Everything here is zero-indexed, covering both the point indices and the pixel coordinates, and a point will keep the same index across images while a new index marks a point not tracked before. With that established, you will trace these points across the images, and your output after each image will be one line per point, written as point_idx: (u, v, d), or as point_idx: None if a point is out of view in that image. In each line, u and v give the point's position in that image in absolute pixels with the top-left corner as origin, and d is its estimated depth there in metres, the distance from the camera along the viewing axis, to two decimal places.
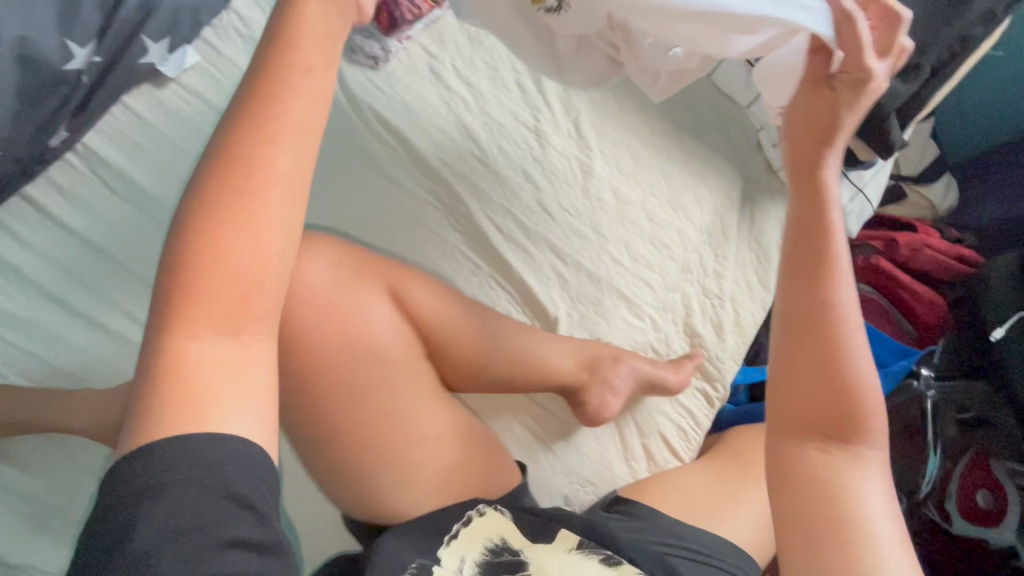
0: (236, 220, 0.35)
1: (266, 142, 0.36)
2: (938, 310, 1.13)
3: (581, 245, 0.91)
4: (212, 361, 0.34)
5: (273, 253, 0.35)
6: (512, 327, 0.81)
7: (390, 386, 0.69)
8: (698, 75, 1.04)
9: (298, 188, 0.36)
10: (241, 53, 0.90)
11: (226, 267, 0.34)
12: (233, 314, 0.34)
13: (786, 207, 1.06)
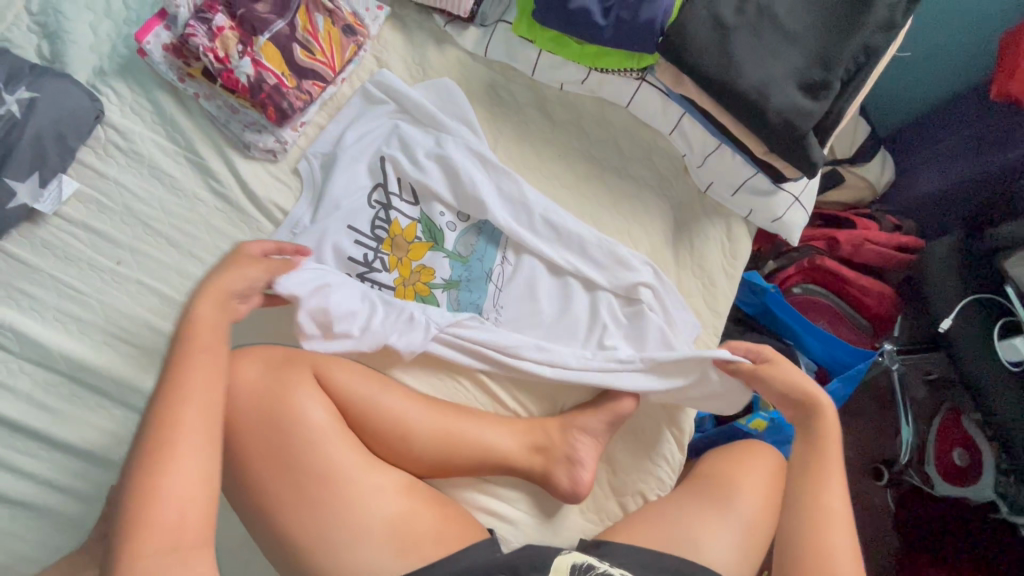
0: (167, 466, 0.57)
1: (179, 410, 0.60)
2: (888, 299, 1.14)
3: (520, 323, 0.89)
4: (170, 527, 0.54)
5: (195, 476, 0.58)
6: (447, 407, 0.82)
7: (336, 479, 0.69)
8: (613, 108, 1.00)
9: (200, 436, 0.59)
10: (128, 171, 0.84)
11: (175, 463, 0.57)
12: (198, 485, 0.58)
13: (725, 224, 1.04)
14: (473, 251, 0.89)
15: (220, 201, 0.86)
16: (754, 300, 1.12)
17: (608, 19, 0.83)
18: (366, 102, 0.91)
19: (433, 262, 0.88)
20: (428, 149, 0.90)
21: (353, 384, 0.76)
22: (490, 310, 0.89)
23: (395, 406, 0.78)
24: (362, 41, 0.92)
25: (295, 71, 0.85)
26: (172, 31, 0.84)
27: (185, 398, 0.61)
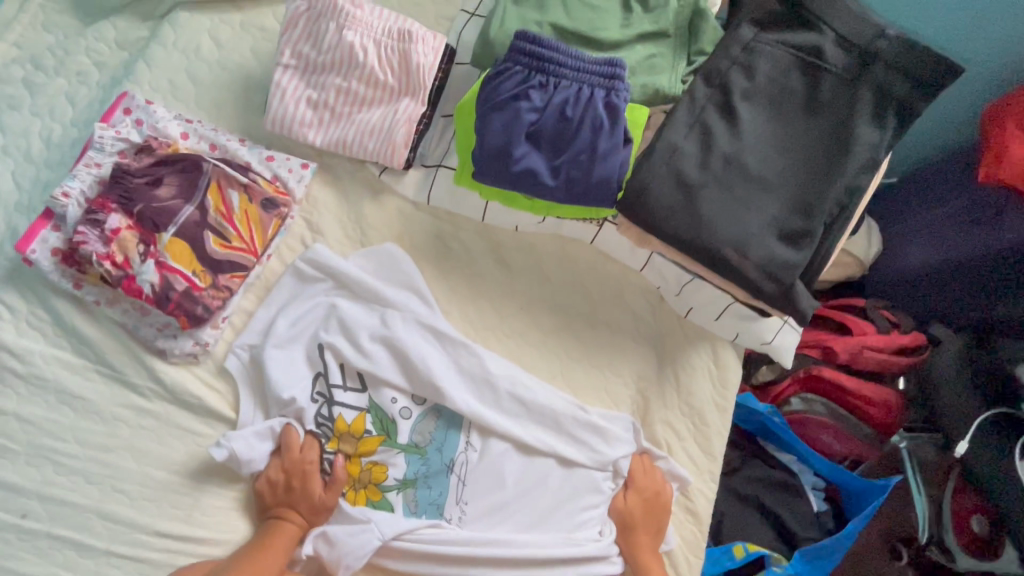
0: None
1: None
2: (896, 407, 1.05)
3: (495, 517, 0.78)
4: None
5: None
6: None
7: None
8: (575, 243, 0.91)
9: None
10: (27, 399, 0.73)
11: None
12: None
13: (711, 354, 0.94)
14: (432, 440, 0.79)
15: (139, 419, 0.74)
16: (752, 422, 1.02)
17: (558, 178, 0.73)
18: (299, 280, 0.81)
19: (387, 457, 0.77)
20: (373, 330, 0.79)
21: None
22: (451, 509, 0.78)
23: None
24: (287, 211, 0.82)
25: (210, 267, 0.75)
26: (61, 234, 0.74)
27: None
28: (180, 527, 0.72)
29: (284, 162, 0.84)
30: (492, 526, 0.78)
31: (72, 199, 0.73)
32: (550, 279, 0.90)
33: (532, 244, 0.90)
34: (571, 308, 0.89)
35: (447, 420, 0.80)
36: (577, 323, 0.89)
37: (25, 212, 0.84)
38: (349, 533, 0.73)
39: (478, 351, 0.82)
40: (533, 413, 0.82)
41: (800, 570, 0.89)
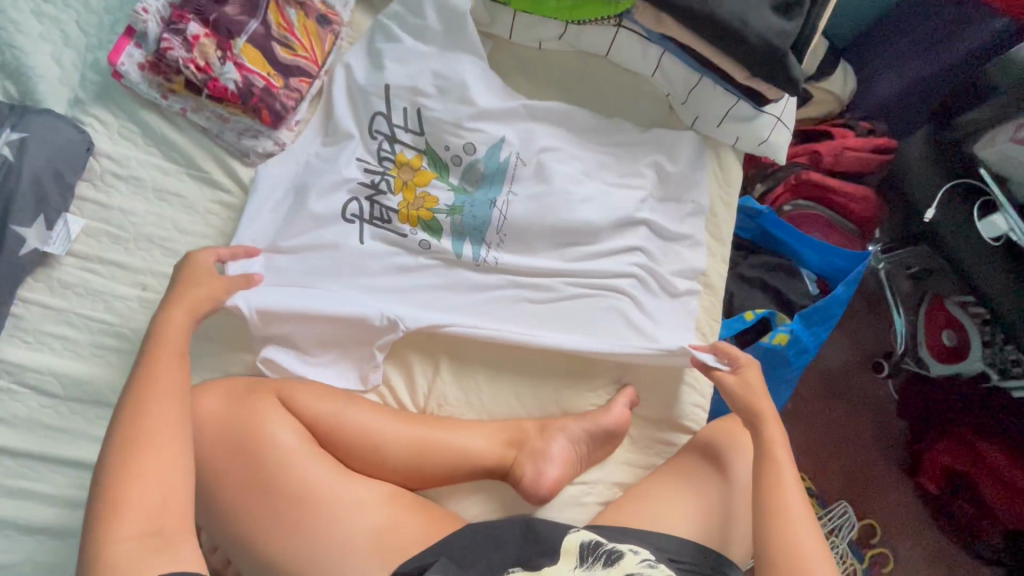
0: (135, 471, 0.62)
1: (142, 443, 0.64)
2: (871, 202, 1.21)
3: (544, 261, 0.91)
4: (130, 562, 0.58)
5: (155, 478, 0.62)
6: (418, 420, 0.83)
7: (322, 490, 0.73)
8: (593, 59, 1.02)
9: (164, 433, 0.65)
10: (130, 197, 0.83)
11: (133, 504, 0.60)
12: (153, 521, 0.61)
13: (714, 156, 1.08)
14: (479, 185, 0.91)
15: (229, 212, 0.85)
16: (751, 224, 1.18)
17: None
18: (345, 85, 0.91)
19: (436, 189, 0.90)
20: (470, 117, 0.90)
21: (315, 404, 0.79)
22: (492, 236, 0.91)
23: (366, 428, 0.80)
24: (338, 31, 0.92)
25: (280, 70, 0.85)
26: (144, 48, 0.82)
27: (142, 457, 0.63)
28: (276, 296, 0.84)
29: None
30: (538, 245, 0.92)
31: (150, 13, 0.81)
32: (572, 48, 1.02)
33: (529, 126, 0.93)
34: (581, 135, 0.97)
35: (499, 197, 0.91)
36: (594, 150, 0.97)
37: (99, 52, 0.91)
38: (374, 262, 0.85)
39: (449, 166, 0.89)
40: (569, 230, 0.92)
41: (802, 330, 1.06)
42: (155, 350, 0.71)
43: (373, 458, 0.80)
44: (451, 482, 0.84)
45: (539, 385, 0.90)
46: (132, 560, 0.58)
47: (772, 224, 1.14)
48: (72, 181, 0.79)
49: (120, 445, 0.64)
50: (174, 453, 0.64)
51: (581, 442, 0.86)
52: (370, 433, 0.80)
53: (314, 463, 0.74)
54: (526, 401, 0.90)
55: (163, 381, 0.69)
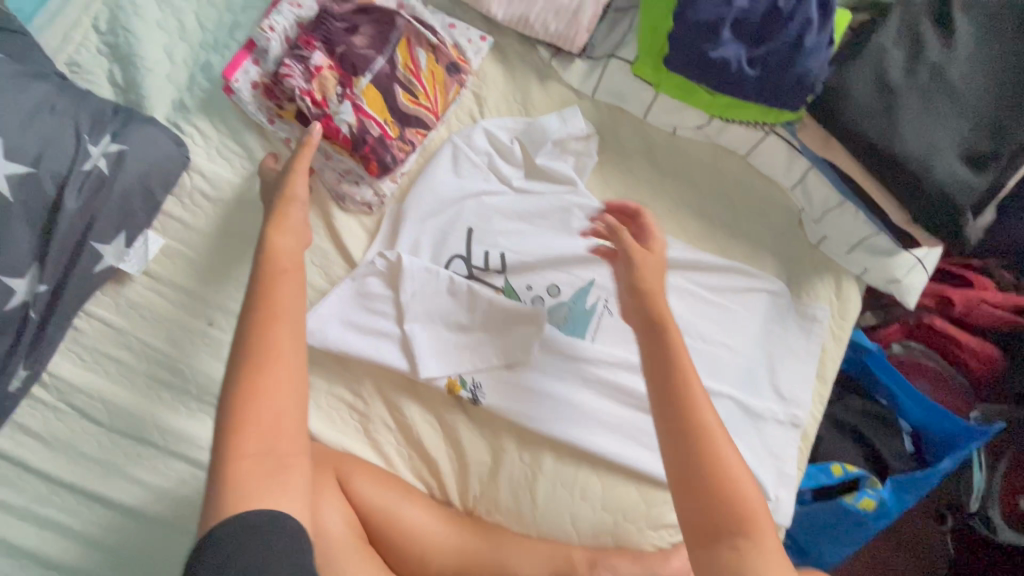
0: (257, 375, 0.54)
1: (277, 340, 0.56)
2: (996, 364, 1.05)
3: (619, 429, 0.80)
4: (247, 485, 0.50)
5: (288, 380, 0.55)
6: (468, 533, 0.76)
7: None
8: (727, 155, 0.92)
9: (295, 337, 0.57)
10: (217, 222, 0.77)
11: (251, 461, 0.51)
12: (271, 440, 0.53)
13: (832, 282, 0.97)
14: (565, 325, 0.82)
15: (312, 256, 0.79)
16: (854, 359, 1.07)
17: (757, 69, 0.73)
18: (451, 157, 0.84)
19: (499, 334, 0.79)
20: (566, 254, 0.83)
21: (372, 493, 0.73)
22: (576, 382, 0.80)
23: (409, 532, 0.73)
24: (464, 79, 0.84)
25: (398, 117, 0.79)
26: (261, 67, 0.76)
27: (264, 359, 0.55)
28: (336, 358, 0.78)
29: (463, 35, 0.86)
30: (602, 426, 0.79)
31: (275, 31, 0.76)
32: (686, 176, 0.91)
33: None
34: (688, 283, 0.87)
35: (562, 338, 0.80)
36: (696, 300, 0.87)
37: (212, 54, 0.86)
38: (430, 345, 0.77)
39: (537, 322, 0.78)
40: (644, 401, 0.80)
41: (892, 499, 0.93)
42: (272, 272, 0.61)
43: (413, 563, 0.73)
44: None
45: (599, 511, 0.79)
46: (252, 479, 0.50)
47: (878, 368, 1.03)
48: (161, 198, 0.73)
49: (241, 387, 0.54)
50: (294, 390, 0.55)
51: None
52: (418, 539, 0.73)
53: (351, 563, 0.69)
54: (582, 527, 0.79)
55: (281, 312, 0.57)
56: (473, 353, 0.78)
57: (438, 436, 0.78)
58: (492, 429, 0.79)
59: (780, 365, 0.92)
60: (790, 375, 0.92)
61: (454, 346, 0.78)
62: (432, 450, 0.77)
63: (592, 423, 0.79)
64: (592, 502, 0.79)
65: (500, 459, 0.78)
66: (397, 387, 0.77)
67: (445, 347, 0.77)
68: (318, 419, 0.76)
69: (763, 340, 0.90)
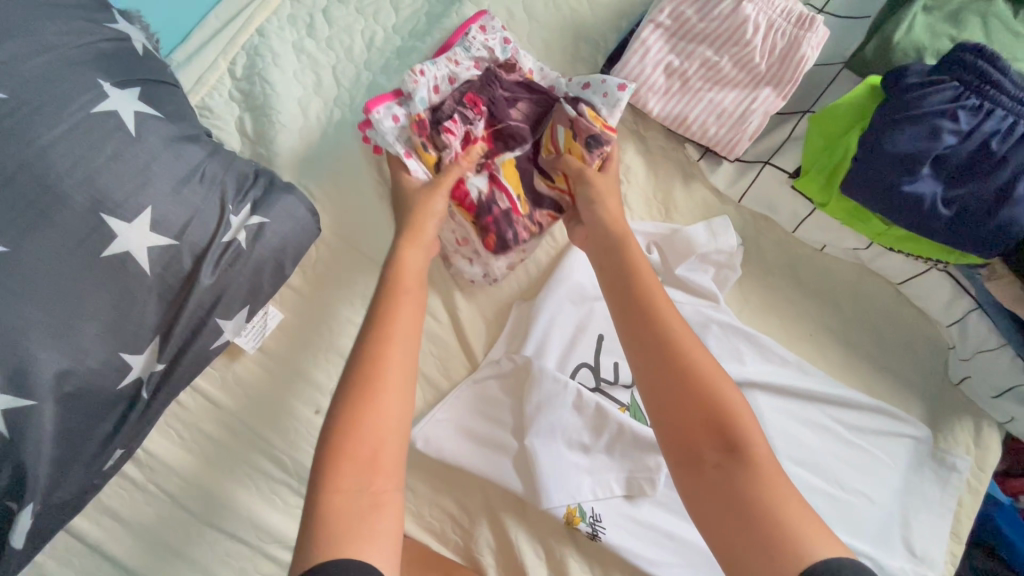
0: (371, 395, 0.49)
1: (387, 354, 0.52)
2: None
3: None
4: (345, 527, 0.44)
5: (398, 405, 0.50)
6: None
7: None
8: (875, 280, 0.85)
9: (408, 365, 0.53)
10: (338, 298, 0.72)
11: (348, 496, 0.46)
12: (368, 471, 0.47)
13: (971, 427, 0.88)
14: None
15: (430, 346, 0.73)
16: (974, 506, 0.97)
17: (950, 210, 0.66)
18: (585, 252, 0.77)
19: (625, 460, 0.70)
20: None
21: None
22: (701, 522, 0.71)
23: None
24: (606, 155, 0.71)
25: (531, 196, 0.74)
26: (404, 107, 0.69)
27: (378, 379, 0.50)
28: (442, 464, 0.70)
29: (601, 83, 0.71)
30: None
31: (424, 77, 0.69)
32: (829, 299, 0.84)
33: (756, 402, 0.77)
34: (824, 418, 0.79)
35: None
36: (833, 439, 0.79)
37: (348, 113, 0.80)
38: (554, 468, 0.68)
39: None
40: None
41: None
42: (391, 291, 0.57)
43: None
44: None
45: None
46: (353, 514, 0.45)
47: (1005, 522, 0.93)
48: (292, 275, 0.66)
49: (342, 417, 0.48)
50: (402, 421, 0.50)
51: None
52: None
53: None
54: None
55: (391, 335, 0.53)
56: (594, 479, 0.70)
57: (543, 569, 0.69)
58: (604, 566, 0.70)
59: (915, 520, 0.82)
60: (925, 533, 0.82)
61: (577, 468, 0.69)
62: None
63: None
64: None
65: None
66: (509, 506, 0.69)
67: (564, 473, 0.68)
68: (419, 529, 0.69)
69: (902, 490, 0.80)
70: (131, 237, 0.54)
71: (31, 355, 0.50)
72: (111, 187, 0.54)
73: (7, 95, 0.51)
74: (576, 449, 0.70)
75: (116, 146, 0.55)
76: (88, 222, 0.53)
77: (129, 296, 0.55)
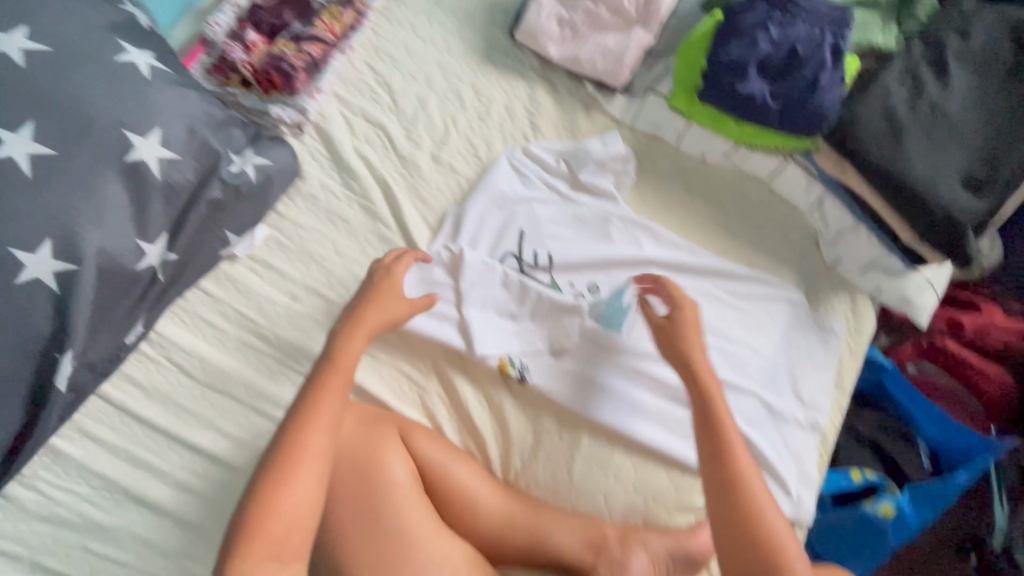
0: (316, 395, 0.68)
1: (331, 371, 0.70)
2: (1007, 387, 1.12)
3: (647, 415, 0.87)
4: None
5: (330, 406, 0.68)
6: (511, 499, 0.81)
7: (417, 543, 0.72)
8: (750, 181, 1.03)
9: (347, 368, 0.71)
10: (306, 213, 0.90)
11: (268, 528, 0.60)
12: (277, 547, 0.60)
13: (850, 303, 1.04)
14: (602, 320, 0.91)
15: (384, 246, 0.90)
16: (869, 376, 1.13)
17: (778, 101, 0.87)
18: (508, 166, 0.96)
19: (546, 322, 0.88)
20: (604, 257, 0.93)
21: (432, 455, 0.78)
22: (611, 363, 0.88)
23: (454, 497, 0.78)
24: (360, 12, 1.02)
25: (295, 41, 0.97)
26: (213, 56, 0.96)
27: (319, 395, 0.68)
28: (398, 337, 0.87)
29: None
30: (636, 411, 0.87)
31: (220, 26, 0.96)
32: (714, 199, 1.02)
33: None
34: (715, 289, 0.96)
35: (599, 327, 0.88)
36: (722, 305, 0.95)
37: None
38: (486, 326, 0.86)
39: (580, 313, 0.88)
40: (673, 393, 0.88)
41: (909, 507, 0.97)
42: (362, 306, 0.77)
43: (463, 517, 0.79)
44: (527, 564, 0.82)
45: (631, 492, 0.86)
46: (270, 490, 0.62)
47: (894, 383, 1.09)
48: (276, 195, 0.86)
49: (277, 453, 0.64)
50: (330, 414, 0.67)
51: (661, 564, 0.82)
52: (475, 508, 0.78)
53: (410, 508, 0.73)
54: (614, 507, 0.86)
55: (345, 365, 0.71)
56: (525, 339, 0.87)
57: (485, 412, 0.85)
58: (534, 408, 0.86)
59: (799, 370, 0.99)
60: (810, 381, 0.99)
61: (509, 329, 0.88)
62: (480, 425, 0.85)
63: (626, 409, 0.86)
64: (625, 483, 0.86)
65: (541, 437, 0.86)
66: (453, 365, 0.86)
67: (499, 330, 0.87)
68: (381, 387, 0.85)
69: (785, 346, 0.98)
70: (146, 148, 0.73)
71: (76, 231, 0.68)
72: (131, 115, 0.73)
73: (51, 47, 0.70)
74: (509, 315, 0.88)
75: (132, 84, 0.74)
76: (113, 136, 0.71)
77: (143, 195, 0.73)
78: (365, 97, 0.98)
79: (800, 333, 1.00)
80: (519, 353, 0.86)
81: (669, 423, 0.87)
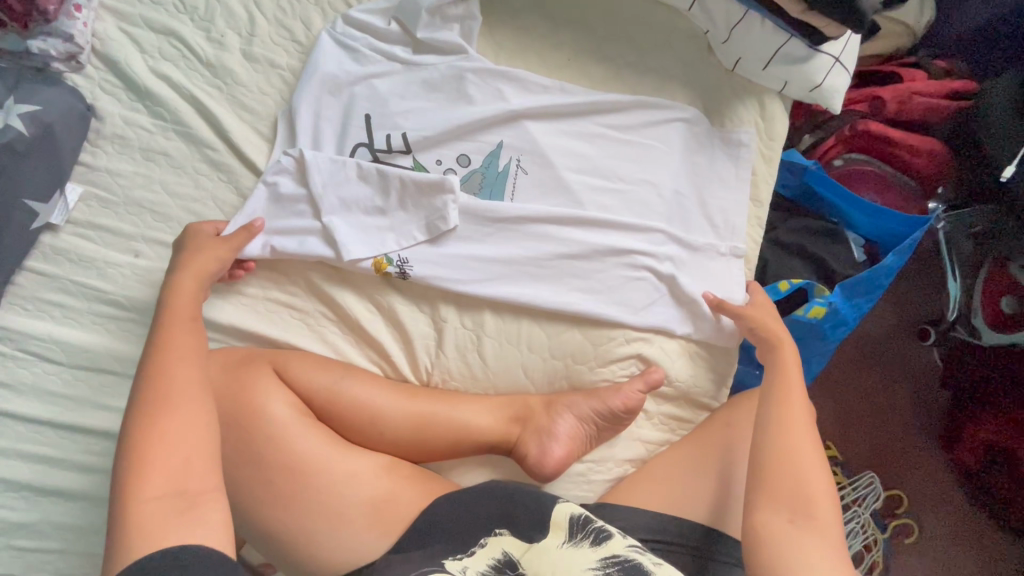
0: (167, 339, 0.68)
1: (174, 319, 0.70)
2: (937, 155, 1.06)
3: (541, 278, 0.81)
4: (158, 523, 0.51)
5: (187, 344, 0.68)
6: (410, 394, 0.79)
7: (318, 466, 0.71)
8: None
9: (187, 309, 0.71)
10: (118, 158, 0.79)
11: (158, 465, 0.55)
12: (180, 481, 0.55)
13: (757, 105, 0.91)
14: (481, 192, 0.83)
15: (218, 172, 0.80)
16: (793, 181, 1.06)
17: None
18: (332, 44, 0.83)
19: (416, 207, 0.80)
20: (465, 120, 0.82)
21: (310, 376, 0.76)
22: (495, 235, 0.81)
23: (347, 408, 0.76)
24: None
25: None
26: None
27: (171, 337, 0.68)
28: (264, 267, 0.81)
29: None
30: (529, 278, 0.81)
31: None
32: (580, 25, 0.89)
33: (526, 130, 0.84)
34: (596, 126, 0.87)
35: (471, 200, 0.80)
36: (606, 142, 0.86)
37: None
38: (352, 229, 0.79)
39: (450, 190, 0.79)
40: (567, 249, 0.82)
41: (842, 303, 0.94)
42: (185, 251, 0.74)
43: (365, 429, 0.77)
44: (453, 455, 0.81)
45: (548, 359, 0.83)
46: (148, 420, 0.59)
47: (817, 182, 1.02)
48: (70, 146, 0.76)
49: (146, 407, 0.60)
50: (195, 345, 0.68)
51: (590, 423, 0.80)
52: (370, 415, 0.77)
53: (299, 432, 0.72)
54: (535, 376, 0.83)
55: (183, 306, 0.71)
56: (396, 233, 0.80)
57: (378, 319, 0.82)
58: (428, 301, 0.82)
59: (708, 192, 0.90)
60: (723, 202, 0.90)
61: (378, 225, 0.80)
62: (376, 333, 0.81)
63: (518, 279, 0.81)
64: (539, 352, 0.82)
65: (442, 328, 0.81)
66: (328, 280, 0.80)
67: (368, 231, 0.80)
68: (261, 322, 0.81)
69: (686, 170, 0.89)
70: None
71: None
72: None
73: None
74: (377, 212, 0.80)
75: None
76: None
77: None
78: (145, 4, 0.82)
79: (700, 151, 0.90)
80: (393, 248, 0.80)
81: (568, 281, 0.81)
